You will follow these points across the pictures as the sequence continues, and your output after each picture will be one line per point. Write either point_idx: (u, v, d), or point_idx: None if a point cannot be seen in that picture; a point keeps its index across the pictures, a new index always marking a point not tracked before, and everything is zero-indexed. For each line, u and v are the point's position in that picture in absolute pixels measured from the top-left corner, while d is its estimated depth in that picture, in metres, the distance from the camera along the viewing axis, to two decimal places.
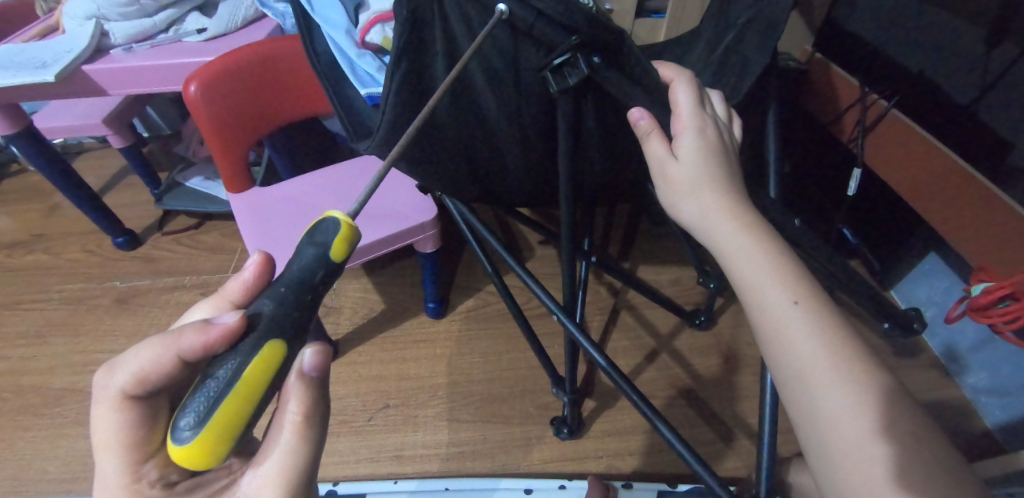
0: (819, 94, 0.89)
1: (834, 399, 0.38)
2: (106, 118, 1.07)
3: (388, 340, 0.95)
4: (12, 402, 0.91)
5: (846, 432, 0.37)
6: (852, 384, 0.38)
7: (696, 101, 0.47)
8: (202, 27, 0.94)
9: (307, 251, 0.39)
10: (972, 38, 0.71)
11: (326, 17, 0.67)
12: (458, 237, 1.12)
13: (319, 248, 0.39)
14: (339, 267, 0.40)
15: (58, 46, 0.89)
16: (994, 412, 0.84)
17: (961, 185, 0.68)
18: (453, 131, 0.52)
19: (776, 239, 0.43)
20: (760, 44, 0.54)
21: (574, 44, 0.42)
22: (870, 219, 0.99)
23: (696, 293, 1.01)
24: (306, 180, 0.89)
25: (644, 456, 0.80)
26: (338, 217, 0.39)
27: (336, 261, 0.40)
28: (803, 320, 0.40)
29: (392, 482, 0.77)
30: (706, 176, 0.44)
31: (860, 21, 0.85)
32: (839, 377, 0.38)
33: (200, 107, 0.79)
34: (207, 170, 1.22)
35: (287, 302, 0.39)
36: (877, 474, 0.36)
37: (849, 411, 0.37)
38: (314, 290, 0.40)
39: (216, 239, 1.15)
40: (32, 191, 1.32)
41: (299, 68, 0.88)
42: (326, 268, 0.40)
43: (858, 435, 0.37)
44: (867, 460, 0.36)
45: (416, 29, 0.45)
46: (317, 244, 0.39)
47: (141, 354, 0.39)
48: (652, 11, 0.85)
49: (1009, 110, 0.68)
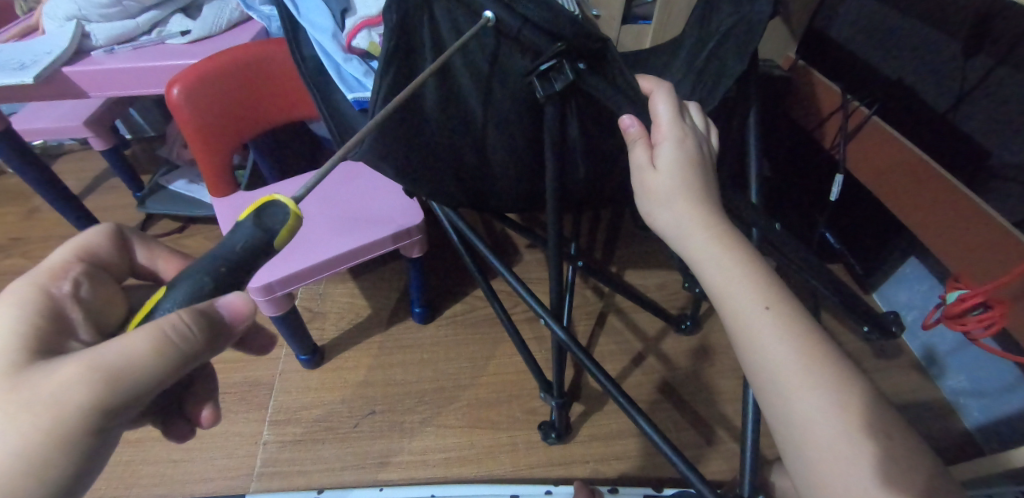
0: (800, 101, 0.91)
1: (809, 400, 0.38)
2: (87, 120, 1.06)
3: (375, 345, 0.94)
4: None
5: (822, 432, 0.37)
6: (826, 385, 0.38)
7: (675, 112, 0.47)
8: (185, 30, 0.92)
9: (243, 223, 0.36)
10: (949, 47, 0.73)
11: (313, 22, 0.67)
12: (445, 241, 1.12)
13: (258, 232, 0.36)
14: (275, 250, 0.37)
15: (37, 47, 0.87)
16: (974, 413, 0.86)
17: (937, 190, 0.70)
18: (439, 136, 0.52)
19: (748, 249, 0.43)
20: (740, 51, 0.55)
21: (559, 51, 0.43)
22: (851, 224, 1.00)
23: (682, 297, 1.01)
24: (291, 185, 0.89)
25: (631, 461, 0.80)
26: (286, 209, 0.37)
27: (271, 242, 0.36)
28: (773, 326, 0.40)
29: (377, 490, 0.76)
30: (683, 185, 0.44)
31: (840, 30, 0.87)
32: (813, 380, 0.38)
33: (182, 109, 0.78)
34: (190, 173, 1.20)
35: (212, 284, 0.37)
36: (854, 473, 0.36)
37: (825, 412, 0.37)
38: (246, 267, 0.37)
39: (199, 243, 1.14)
40: (11, 194, 1.29)
41: (285, 72, 0.87)
42: (260, 249, 0.37)
43: (833, 437, 0.37)
44: (841, 461, 0.36)
45: (406, 34, 0.45)
46: (258, 224, 0.36)
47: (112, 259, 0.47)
48: (639, 18, 0.87)
49: (985, 117, 0.70)
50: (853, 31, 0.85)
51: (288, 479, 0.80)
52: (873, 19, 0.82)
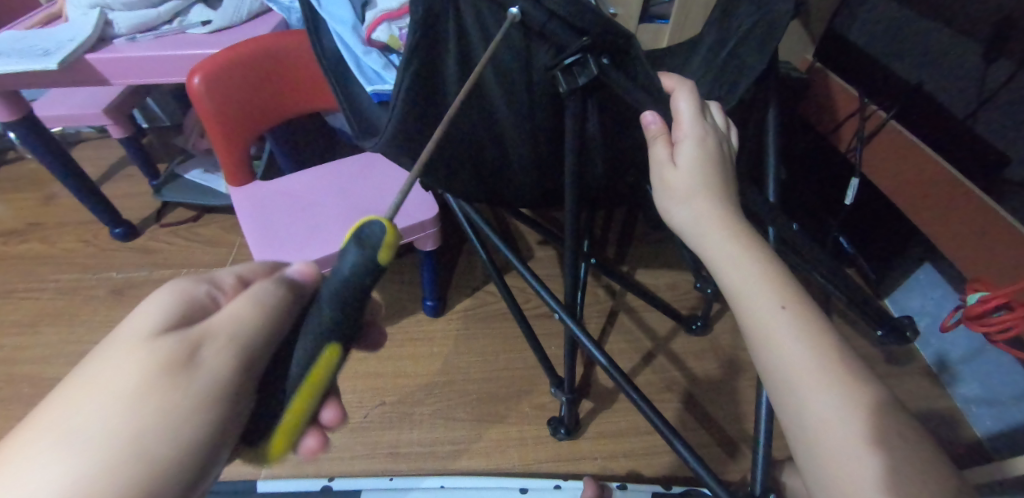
0: (818, 103, 0.91)
1: (821, 399, 0.38)
2: (106, 108, 1.07)
3: (386, 337, 0.95)
4: (4, 392, 0.90)
5: (832, 432, 0.37)
6: (838, 385, 0.38)
7: (697, 110, 0.47)
8: (207, 19, 0.93)
9: (350, 254, 0.39)
10: (971, 54, 0.72)
11: (333, 13, 0.68)
12: (457, 236, 1.12)
13: (366, 252, 0.39)
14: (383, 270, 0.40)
15: (61, 34, 0.88)
16: (985, 421, 0.86)
17: (957, 194, 0.69)
18: (460, 129, 0.52)
19: (764, 249, 0.43)
20: (759, 49, 0.55)
21: (585, 45, 0.43)
22: (866, 228, 1.00)
23: (693, 298, 1.01)
24: (308, 176, 0.89)
25: (641, 459, 0.80)
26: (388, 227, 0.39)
27: (381, 263, 0.39)
28: (788, 325, 0.40)
29: (387, 479, 0.76)
30: (703, 184, 0.45)
31: (860, 32, 0.86)
32: (826, 379, 0.38)
33: (203, 99, 0.78)
34: (206, 163, 1.21)
35: (333, 320, 0.39)
36: (865, 474, 0.36)
37: (838, 412, 0.37)
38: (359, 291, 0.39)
39: (214, 232, 1.15)
40: (30, 179, 1.31)
41: (306, 65, 0.87)
42: (371, 264, 0.39)
43: (845, 437, 0.37)
44: (851, 462, 0.36)
45: (432, 28, 0.45)
46: (361, 244, 0.39)
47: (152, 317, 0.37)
48: (657, 17, 0.87)
49: (1005, 123, 0.69)
50: (874, 35, 0.84)
51: (298, 467, 0.80)
52: (894, 23, 0.82)
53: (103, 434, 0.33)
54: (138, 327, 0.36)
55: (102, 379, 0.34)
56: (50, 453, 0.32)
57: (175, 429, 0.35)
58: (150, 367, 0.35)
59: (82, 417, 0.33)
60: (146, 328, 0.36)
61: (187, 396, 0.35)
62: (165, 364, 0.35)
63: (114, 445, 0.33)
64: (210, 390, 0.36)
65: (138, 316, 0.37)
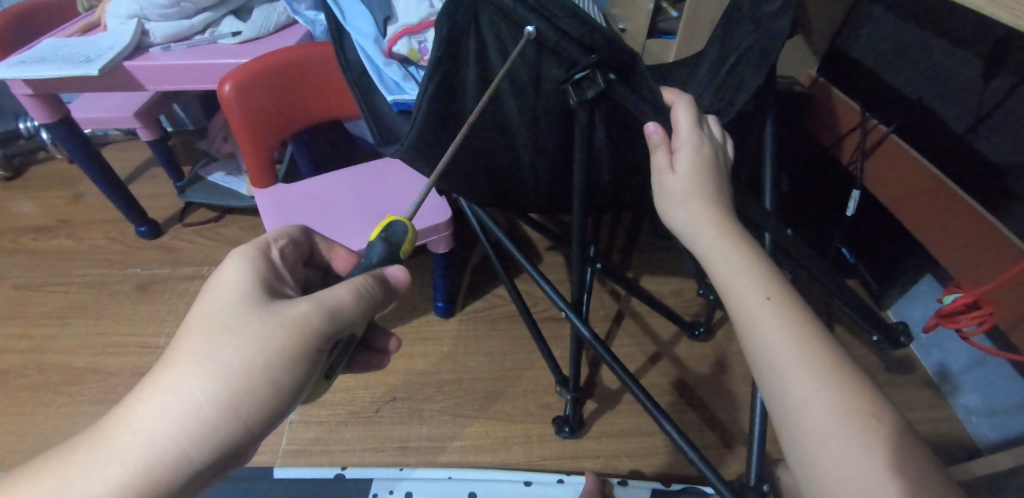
0: (821, 117, 0.94)
1: (802, 384, 0.41)
2: (136, 112, 1.12)
3: (398, 336, 0.99)
4: (33, 378, 0.95)
5: (812, 414, 0.40)
6: (819, 371, 0.41)
7: (694, 122, 0.51)
8: (236, 30, 0.98)
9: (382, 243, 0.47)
10: (970, 72, 0.75)
11: (357, 27, 0.73)
12: (467, 241, 1.16)
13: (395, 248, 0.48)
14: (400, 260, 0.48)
15: (100, 42, 0.93)
16: (986, 432, 0.87)
17: (953, 206, 0.72)
18: (476, 137, 0.56)
19: (754, 248, 0.46)
20: (757, 65, 0.58)
21: (592, 62, 0.46)
22: (867, 240, 1.02)
23: (696, 304, 1.04)
24: (328, 180, 0.94)
25: (643, 458, 0.83)
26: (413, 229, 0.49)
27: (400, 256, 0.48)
28: (772, 316, 0.43)
29: (398, 470, 0.80)
30: (699, 189, 0.48)
31: (862, 49, 0.89)
32: (806, 365, 0.41)
33: (232, 105, 0.83)
34: (227, 166, 1.26)
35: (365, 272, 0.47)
36: (842, 454, 0.38)
37: (818, 395, 0.40)
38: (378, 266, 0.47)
39: (235, 233, 1.20)
40: (59, 178, 1.37)
41: (328, 75, 0.92)
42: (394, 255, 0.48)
43: (824, 418, 0.39)
44: (827, 442, 0.39)
45: (453, 43, 0.49)
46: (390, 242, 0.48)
47: (236, 273, 0.43)
48: (664, 32, 0.90)
49: (1003, 139, 0.72)
50: (875, 52, 0.87)
51: (311, 458, 0.84)
52: (894, 40, 0.85)
53: (231, 366, 0.40)
54: (236, 293, 0.42)
55: (219, 323, 0.40)
56: (180, 379, 0.39)
57: (285, 369, 0.41)
58: (266, 326, 0.40)
59: (212, 352, 0.39)
60: (241, 291, 0.42)
61: (287, 347, 0.40)
62: (263, 321, 0.40)
63: (235, 371, 0.40)
64: (296, 337, 0.41)
65: (233, 284, 0.42)
